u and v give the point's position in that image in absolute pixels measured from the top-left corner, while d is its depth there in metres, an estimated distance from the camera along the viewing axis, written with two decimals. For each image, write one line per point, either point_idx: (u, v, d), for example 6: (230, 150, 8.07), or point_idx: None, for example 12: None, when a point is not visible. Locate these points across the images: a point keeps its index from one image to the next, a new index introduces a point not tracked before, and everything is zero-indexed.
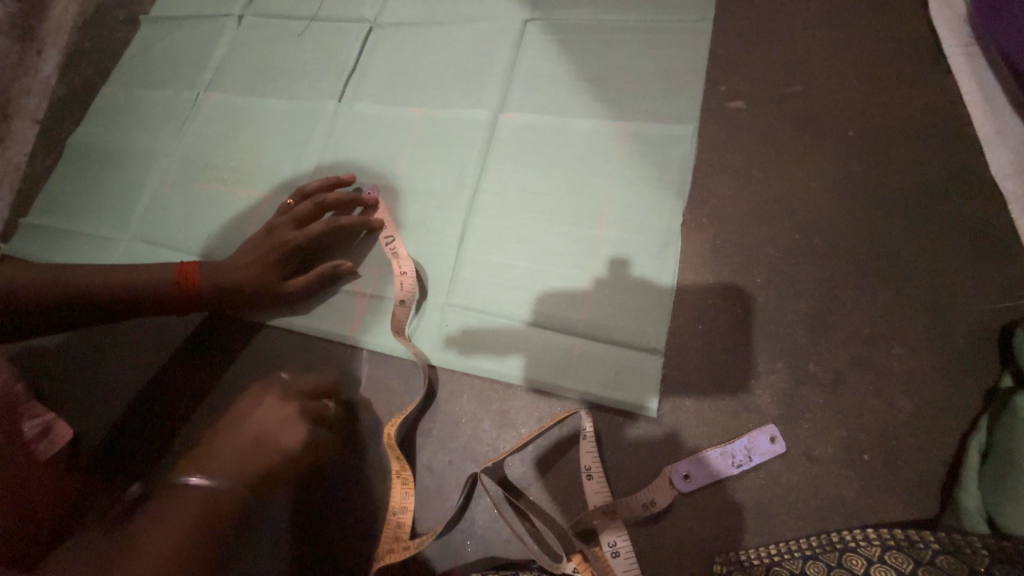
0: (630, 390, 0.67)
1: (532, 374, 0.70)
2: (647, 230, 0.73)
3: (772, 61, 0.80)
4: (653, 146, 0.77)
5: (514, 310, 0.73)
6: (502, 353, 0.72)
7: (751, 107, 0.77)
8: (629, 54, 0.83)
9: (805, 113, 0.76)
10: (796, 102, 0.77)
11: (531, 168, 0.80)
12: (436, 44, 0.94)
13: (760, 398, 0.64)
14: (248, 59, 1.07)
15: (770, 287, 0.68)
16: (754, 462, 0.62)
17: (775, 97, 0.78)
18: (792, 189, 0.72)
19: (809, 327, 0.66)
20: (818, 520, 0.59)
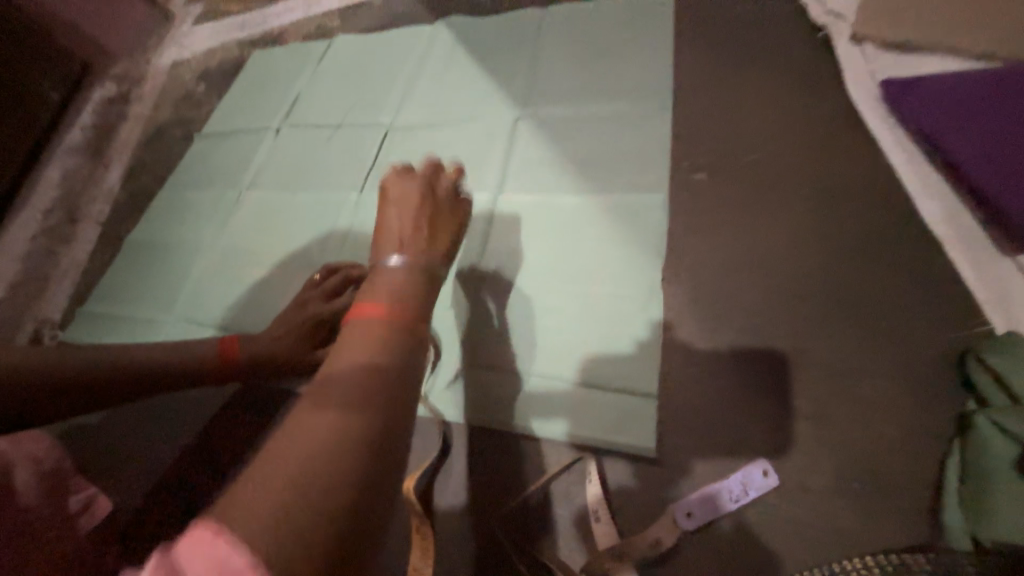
0: (633, 435, 0.72)
1: (575, 433, 0.74)
2: (631, 284, 0.82)
3: (726, 137, 0.94)
4: (632, 214, 0.89)
5: (558, 373, 0.79)
6: (547, 414, 0.77)
7: (712, 176, 0.90)
8: (605, 138, 0.99)
9: (759, 179, 0.88)
10: (752, 170, 0.89)
11: (528, 238, 0.92)
12: (442, 140, 1.12)
13: (751, 434, 0.69)
14: (283, 161, 1.26)
15: (747, 329, 0.76)
16: (751, 496, 0.66)
17: (732, 166, 0.90)
18: (756, 242, 0.83)
19: (788, 364, 0.72)
20: (815, 551, 0.62)
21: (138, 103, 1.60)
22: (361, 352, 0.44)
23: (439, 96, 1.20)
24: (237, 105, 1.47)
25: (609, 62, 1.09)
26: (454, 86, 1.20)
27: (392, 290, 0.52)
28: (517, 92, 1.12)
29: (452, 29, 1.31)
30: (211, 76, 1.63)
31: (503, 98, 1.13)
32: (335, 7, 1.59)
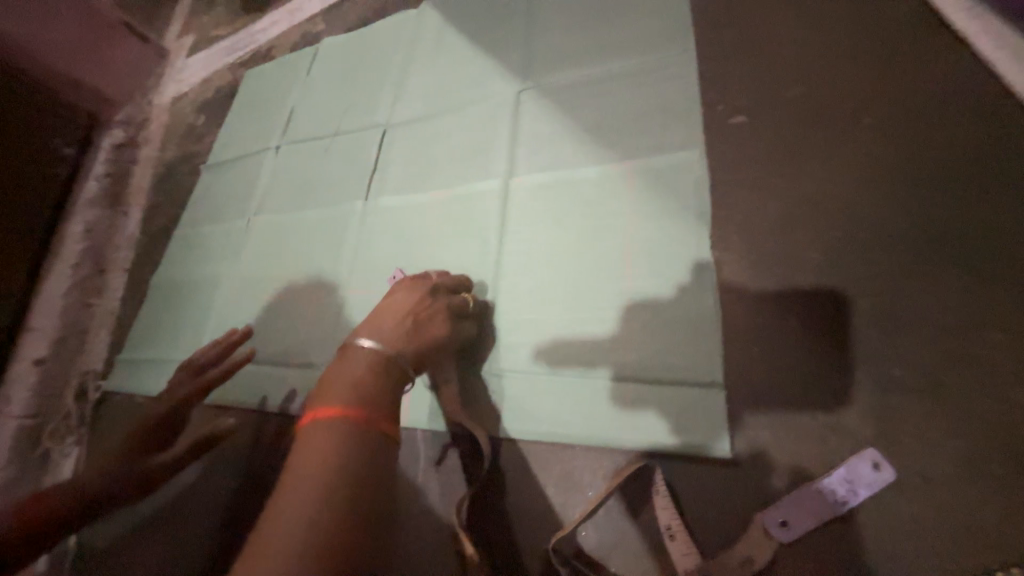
0: (702, 432, 0.62)
1: (622, 382, 0.68)
2: (674, 258, 0.71)
3: (765, 71, 0.80)
4: (664, 177, 0.77)
5: (599, 314, 0.73)
6: (589, 361, 0.71)
7: (754, 118, 0.77)
8: (621, 98, 0.87)
9: (813, 111, 0.74)
10: (801, 103, 0.75)
11: (547, 222, 0.83)
12: (443, 130, 1.03)
13: (842, 418, 0.58)
14: (286, 181, 1.22)
15: (823, 293, 0.64)
16: (860, 496, 0.55)
17: (777, 103, 0.77)
18: (821, 187, 0.69)
19: (880, 330, 0.60)
20: (943, 555, 0.52)
21: (147, 146, 1.61)
22: (329, 447, 0.50)
23: (434, 84, 1.11)
24: (236, 131, 1.44)
25: (615, 11, 0.96)
26: (448, 71, 1.10)
27: (352, 381, 0.57)
28: (516, 63, 1.01)
29: (438, 9, 1.20)
30: (209, 106, 1.61)
31: (502, 74, 1.02)
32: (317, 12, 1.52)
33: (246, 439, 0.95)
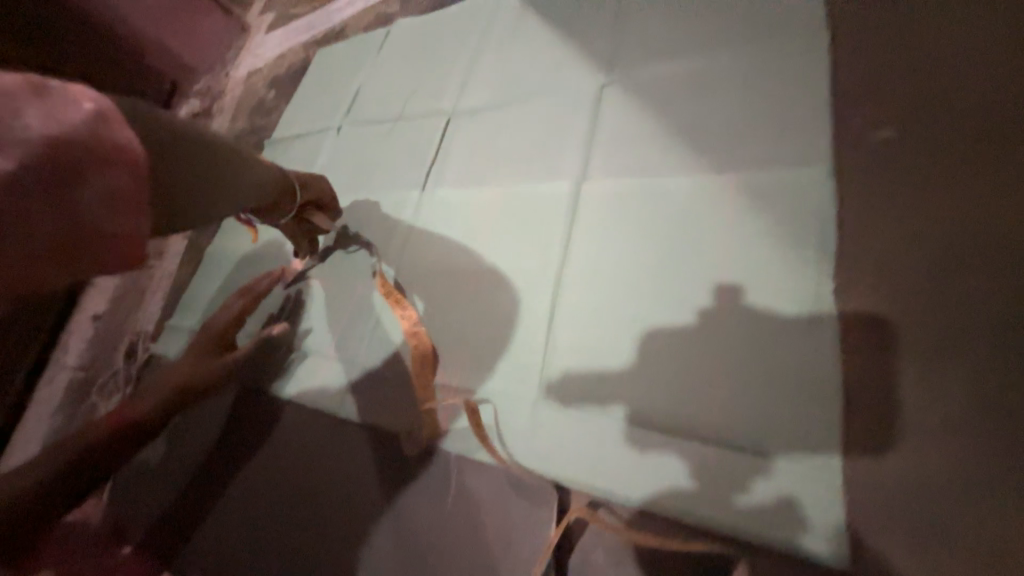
0: (741, 507, 0.54)
1: (633, 424, 0.62)
2: (784, 299, 0.60)
3: (923, 76, 0.64)
4: (775, 197, 0.65)
5: (613, 352, 0.67)
6: (602, 400, 0.65)
7: (903, 135, 0.62)
8: (725, 98, 0.74)
9: (990, 133, 0.58)
10: (973, 120, 0.60)
11: (622, 236, 0.72)
12: (511, 121, 0.94)
13: (1009, 539, 0.46)
14: (344, 161, 1.18)
15: (989, 370, 0.51)
16: None
17: (939, 117, 0.61)
18: (996, 233, 0.55)
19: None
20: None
21: (219, 117, 1.65)
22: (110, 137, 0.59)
23: (505, 70, 1.03)
24: (301, 107, 1.43)
25: None
26: (522, 55, 1.02)
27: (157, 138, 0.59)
28: (599, 51, 0.91)
29: None
30: (280, 81, 1.62)
31: (582, 63, 0.92)
32: None
33: (262, 419, 0.90)
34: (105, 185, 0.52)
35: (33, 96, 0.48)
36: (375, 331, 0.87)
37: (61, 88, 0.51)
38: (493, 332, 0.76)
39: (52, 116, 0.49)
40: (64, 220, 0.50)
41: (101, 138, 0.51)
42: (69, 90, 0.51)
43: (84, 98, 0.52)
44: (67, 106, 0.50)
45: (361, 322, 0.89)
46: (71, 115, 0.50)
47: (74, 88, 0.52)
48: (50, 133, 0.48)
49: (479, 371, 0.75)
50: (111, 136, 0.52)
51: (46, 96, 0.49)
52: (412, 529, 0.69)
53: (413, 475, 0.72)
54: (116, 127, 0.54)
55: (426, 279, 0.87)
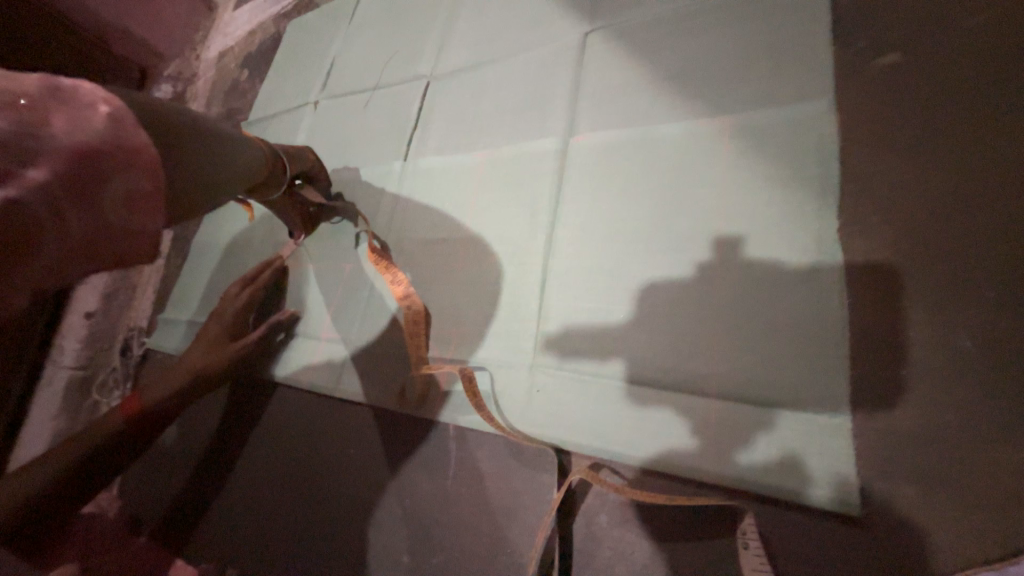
0: (746, 458, 0.52)
1: (635, 376, 0.60)
2: (785, 244, 0.56)
3: None
4: (775, 139, 0.60)
5: (613, 306, 0.64)
6: (601, 356, 0.63)
7: (911, 60, 0.58)
8: (716, 37, 0.69)
9: (1006, 50, 0.54)
10: (990, 38, 0.55)
11: (613, 193, 0.69)
12: (493, 81, 0.89)
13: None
14: (323, 139, 1.13)
15: (1007, 304, 0.48)
16: None
17: (949, 37, 0.57)
18: (1013, 157, 0.51)
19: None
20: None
21: (194, 103, 1.59)
22: None
23: (485, 28, 0.96)
24: (276, 86, 1.37)
25: None
26: (502, 10, 0.95)
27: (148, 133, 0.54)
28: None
29: None
30: (252, 60, 1.55)
31: (565, 12, 0.86)
32: None
33: (262, 404, 0.90)
34: (132, 190, 0.44)
35: (47, 99, 0.39)
36: (368, 308, 0.84)
37: (74, 86, 0.42)
38: (485, 301, 0.74)
39: (77, 121, 0.40)
40: (90, 233, 0.42)
41: (131, 143, 0.43)
42: (80, 90, 0.42)
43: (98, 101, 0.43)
44: (81, 109, 0.41)
45: (353, 301, 0.87)
46: (92, 119, 0.41)
47: (86, 86, 0.43)
48: (78, 143, 0.39)
49: (474, 344, 0.72)
50: (138, 138, 0.44)
51: (57, 97, 0.40)
52: (417, 505, 0.68)
53: (414, 448, 0.71)
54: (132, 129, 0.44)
55: (415, 254, 0.84)
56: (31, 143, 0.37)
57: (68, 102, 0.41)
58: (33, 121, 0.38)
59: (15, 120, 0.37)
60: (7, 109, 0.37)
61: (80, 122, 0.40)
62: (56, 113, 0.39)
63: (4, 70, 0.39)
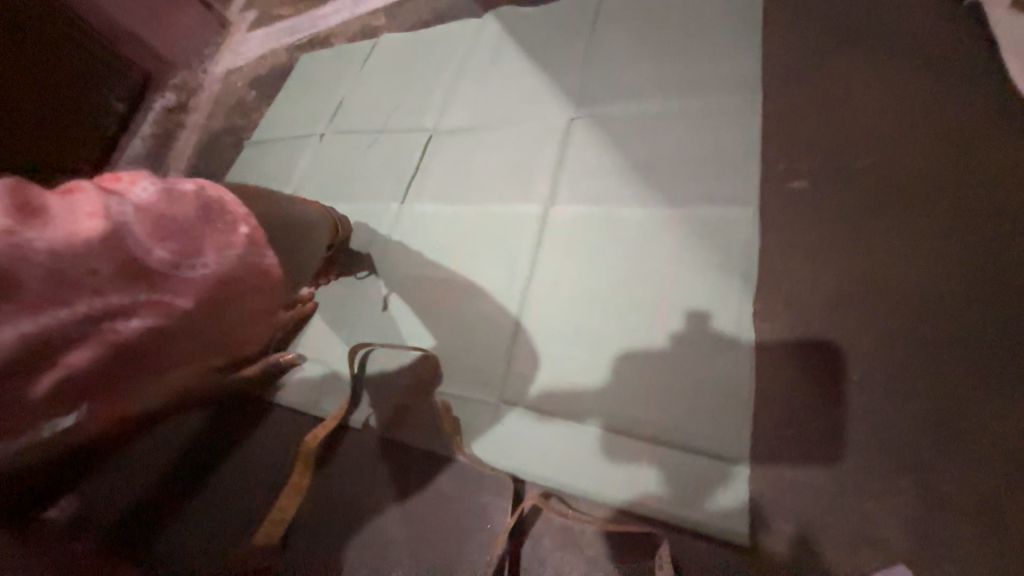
0: (713, 503, 0.61)
1: (600, 423, 0.69)
2: (714, 318, 0.69)
3: (835, 135, 0.76)
4: (714, 231, 0.74)
5: (591, 366, 0.73)
6: (577, 409, 0.71)
7: (817, 184, 0.74)
8: (675, 139, 0.84)
9: (881, 189, 0.71)
10: (871, 176, 0.72)
11: (583, 258, 0.81)
12: (488, 143, 1.02)
13: (878, 529, 0.56)
14: (325, 170, 1.22)
15: (871, 384, 0.61)
16: None
17: (844, 171, 0.74)
18: (880, 270, 0.66)
19: (929, 435, 0.58)
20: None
21: (198, 113, 1.65)
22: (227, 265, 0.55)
23: (486, 95, 1.10)
24: (283, 111, 1.46)
25: (679, 46, 0.94)
26: (501, 83, 1.09)
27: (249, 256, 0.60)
28: (570, 87, 1.00)
29: (501, 20, 1.20)
30: (260, 82, 1.64)
31: (555, 95, 1.01)
32: (381, 6, 1.53)
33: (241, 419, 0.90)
34: (253, 308, 0.66)
35: (200, 221, 0.61)
36: (358, 332, 0.92)
37: (217, 209, 0.63)
38: (462, 339, 0.83)
39: (222, 254, 0.61)
40: (209, 340, 0.62)
41: (245, 257, 0.63)
42: (228, 214, 0.64)
43: (240, 222, 0.65)
44: (224, 230, 0.63)
45: (380, 280, 0.95)
46: (233, 240, 0.63)
47: (221, 202, 0.64)
48: (220, 261, 0.61)
49: (449, 377, 0.81)
50: (265, 260, 0.66)
51: (202, 226, 0.61)
52: (378, 521, 0.73)
53: (390, 469, 0.76)
54: (262, 249, 0.66)
55: (402, 288, 0.92)
56: (184, 270, 0.58)
57: (221, 227, 0.63)
58: (190, 253, 0.59)
59: (175, 259, 0.58)
60: (165, 239, 0.57)
61: (258, 254, 0.65)
62: (211, 238, 0.61)
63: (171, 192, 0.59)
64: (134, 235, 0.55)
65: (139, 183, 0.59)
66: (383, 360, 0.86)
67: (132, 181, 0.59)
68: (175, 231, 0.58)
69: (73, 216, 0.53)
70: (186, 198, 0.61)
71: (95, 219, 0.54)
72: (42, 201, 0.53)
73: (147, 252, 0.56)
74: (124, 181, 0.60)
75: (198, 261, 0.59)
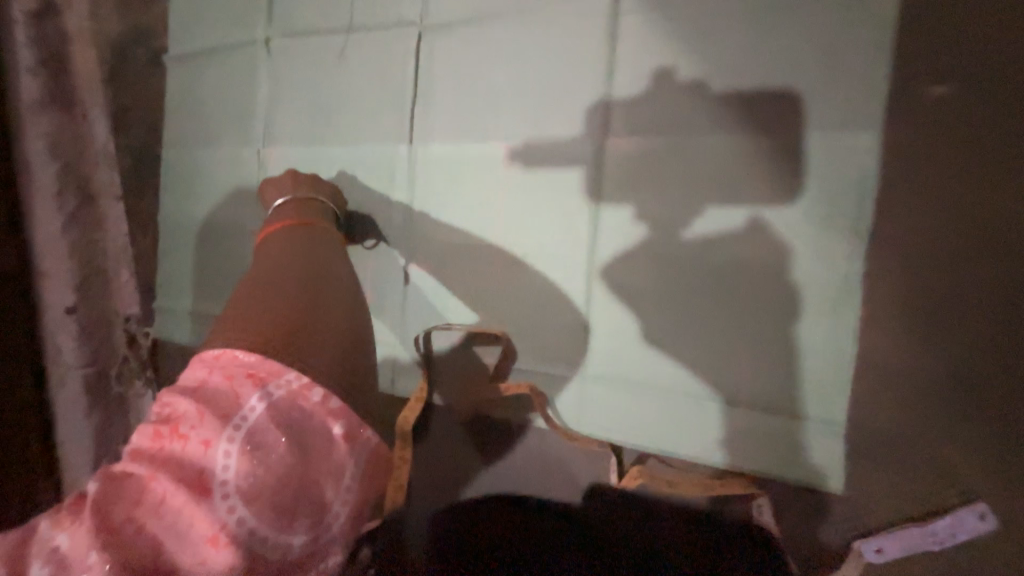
0: (809, 459, 0.66)
1: (692, 391, 0.71)
2: (814, 282, 0.66)
3: (971, 21, 0.61)
4: (816, 173, 0.65)
5: (676, 335, 0.72)
6: (665, 378, 0.73)
7: (941, 99, 0.62)
8: (763, 38, 0.67)
9: (1014, 99, 0.59)
10: (1003, 82, 0.60)
11: (654, 212, 0.72)
12: (507, 49, 0.80)
13: (951, 467, 0.62)
14: (294, 98, 0.96)
15: (962, 334, 0.62)
16: (958, 538, 0.61)
17: (976, 77, 0.61)
18: (991, 207, 0.61)
19: (1012, 382, 0.60)
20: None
21: None
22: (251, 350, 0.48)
23: None
24: (201, 5, 1.08)
25: None
26: None
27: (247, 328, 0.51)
28: None
29: None
30: None
31: None
32: None
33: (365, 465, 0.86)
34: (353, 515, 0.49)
35: (301, 462, 0.44)
36: (408, 310, 0.87)
37: (276, 437, 0.43)
38: (530, 312, 0.80)
39: (341, 477, 0.47)
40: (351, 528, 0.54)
41: (360, 467, 0.49)
42: (314, 429, 0.46)
43: (329, 425, 0.47)
44: (320, 447, 0.45)
45: (394, 251, 0.88)
46: (338, 461, 0.47)
47: (298, 421, 0.45)
48: (335, 496, 0.47)
49: (523, 350, 0.80)
50: (362, 454, 0.49)
51: (306, 460, 0.44)
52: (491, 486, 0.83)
53: (487, 441, 0.83)
54: (323, 482, 0.45)
55: (446, 259, 0.84)
56: (323, 514, 0.46)
57: (314, 457, 0.45)
58: (315, 495, 0.45)
59: (306, 525, 0.44)
60: (289, 518, 0.43)
61: (359, 447, 0.49)
62: (320, 469, 0.45)
63: (237, 455, 0.41)
64: (267, 525, 0.41)
65: (216, 453, 0.40)
66: (450, 342, 0.84)
67: (204, 443, 0.40)
68: (293, 486, 0.43)
69: (192, 536, 0.39)
70: (264, 443, 0.42)
71: (225, 540, 0.39)
72: (158, 531, 0.38)
73: (284, 546, 0.43)
74: (191, 442, 0.41)
75: (325, 503, 0.46)
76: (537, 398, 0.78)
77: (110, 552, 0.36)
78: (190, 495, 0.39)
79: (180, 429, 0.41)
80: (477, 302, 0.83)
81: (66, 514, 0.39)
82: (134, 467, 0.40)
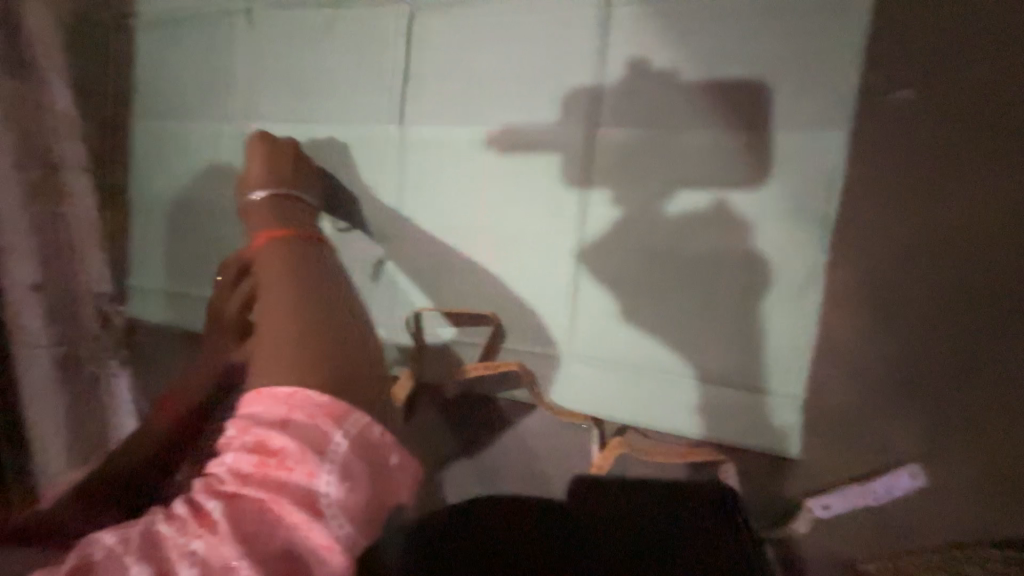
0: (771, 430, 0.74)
1: (669, 370, 0.78)
2: (783, 272, 0.72)
3: (922, 32, 0.67)
4: (788, 168, 0.70)
5: (656, 317, 0.77)
6: (644, 358, 0.79)
7: (895, 102, 0.68)
8: (743, 34, 0.71)
9: (955, 105, 0.67)
10: (947, 90, 0.67)
11: (638, 200, 0.76)
12: (497, 30, 0.81)
13: (887, 431, 0.71)
14: (277, 72, 0.94)
15: (904, 315, 0.70)
16: (894, 495, 0.70)
17: (924, 84, 0.68)
18: (933, 202, 0.68)
19: (941, 357, 0.69)
20: (940, 531, 0.69)
21: None
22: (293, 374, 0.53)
23: None
24: None
25: None
26: None
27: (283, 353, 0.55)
28: None
29: None
30: None
31: None
32: None
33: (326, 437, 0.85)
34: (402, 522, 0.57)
35: (375, 484, 0.50)
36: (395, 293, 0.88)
37: (359, 462, 0.48)
38: (518, 294, 0.83)
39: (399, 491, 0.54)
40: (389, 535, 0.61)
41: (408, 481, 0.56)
42: (382, 453, 0.51)
43: (390, 452, 0.52)
44: (385, 469, 0.51)
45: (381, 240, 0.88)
46: (398, 479, 0.53)
47: (371, 449, 0.50)
48: (396, 499, 0.54)
49: (510, 330, 0.84)
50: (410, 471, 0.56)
51: (379, 480, 0.50)
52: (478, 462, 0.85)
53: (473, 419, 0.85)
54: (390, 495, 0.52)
55: (435, 242, 0.86)
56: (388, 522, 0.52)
57: (383, 477, 0.51)
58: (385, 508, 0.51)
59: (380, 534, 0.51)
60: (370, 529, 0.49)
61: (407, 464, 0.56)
62: (388, 485, 0.52)
63: (333, 482, 0.45)
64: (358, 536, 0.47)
65: (317, 478, 0.45)
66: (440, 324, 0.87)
67: (307, 472, 0.45)
68: (372, 501, 0.49)
69: (310, 551, 0.44)
70: (350, 470, 0.47)
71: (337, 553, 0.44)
72: (280, 544, 0.43)
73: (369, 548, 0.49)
74: (296, 471, 0.45)
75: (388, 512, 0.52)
76: (525, 376, 0.83)
77: (249, 559, 0.41)
78: (307, 516, 0.44)
79: (286, 462, 0.46)
80: (466, 285, 0.85)
81: (189, 525, 0.44)
82: (244, 491, 0.45)
